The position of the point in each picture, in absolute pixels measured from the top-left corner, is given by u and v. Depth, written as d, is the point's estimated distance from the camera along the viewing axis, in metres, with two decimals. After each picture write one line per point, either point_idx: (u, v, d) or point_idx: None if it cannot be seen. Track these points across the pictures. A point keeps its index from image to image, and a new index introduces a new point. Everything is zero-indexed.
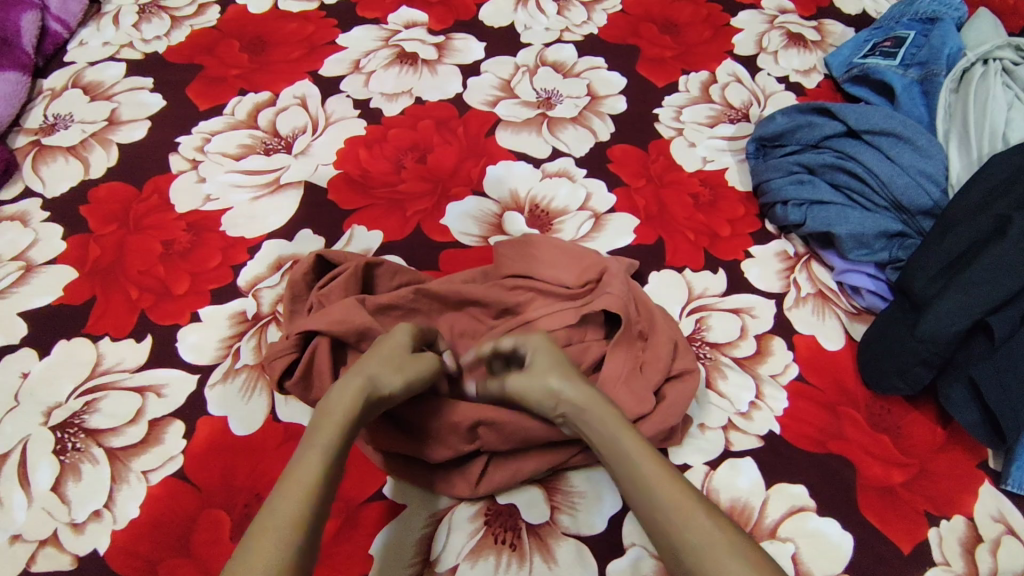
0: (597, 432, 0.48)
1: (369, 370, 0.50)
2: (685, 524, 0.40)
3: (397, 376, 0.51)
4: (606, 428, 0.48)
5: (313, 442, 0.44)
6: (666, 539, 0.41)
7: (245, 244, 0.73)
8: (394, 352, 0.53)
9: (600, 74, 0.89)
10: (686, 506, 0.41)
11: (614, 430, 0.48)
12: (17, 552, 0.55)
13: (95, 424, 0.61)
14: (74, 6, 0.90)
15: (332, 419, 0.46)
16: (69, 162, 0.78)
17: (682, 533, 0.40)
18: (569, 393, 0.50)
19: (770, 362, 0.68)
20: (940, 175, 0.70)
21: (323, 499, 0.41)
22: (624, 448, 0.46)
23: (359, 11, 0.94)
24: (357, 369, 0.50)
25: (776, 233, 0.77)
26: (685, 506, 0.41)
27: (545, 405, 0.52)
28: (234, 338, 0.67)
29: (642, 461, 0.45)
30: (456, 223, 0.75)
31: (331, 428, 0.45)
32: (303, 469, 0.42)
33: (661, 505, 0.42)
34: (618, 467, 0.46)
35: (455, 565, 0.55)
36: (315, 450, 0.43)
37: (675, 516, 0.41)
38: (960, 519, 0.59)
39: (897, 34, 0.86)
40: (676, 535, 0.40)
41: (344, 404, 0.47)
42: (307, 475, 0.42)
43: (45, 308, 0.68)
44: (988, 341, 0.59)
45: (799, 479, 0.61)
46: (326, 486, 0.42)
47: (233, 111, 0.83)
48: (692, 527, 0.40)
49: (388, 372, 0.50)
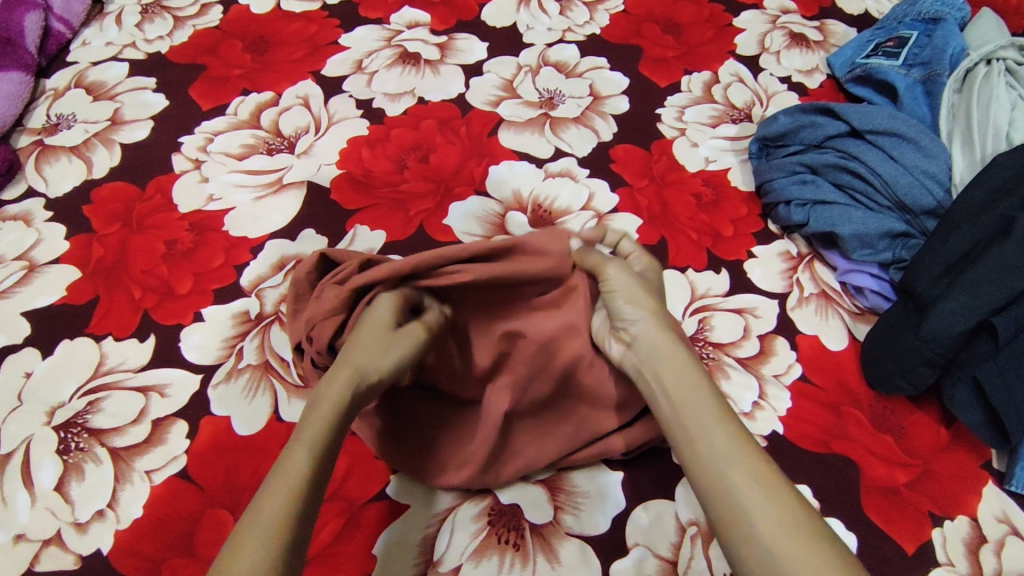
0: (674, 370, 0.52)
1: (356, 359, 0.50)
2: (759, 494, 0.43)
3: (384, 360, 0.51)
4: (683, 377, 0.50)
5: (302, 434, 0.45)
6: (731, 499, 0.43)
7: (248, 244, 0.73)
8: (376, 330, 0.52)
9: (603, 74, 0.89)
10: (761, 475, 0.44)
11: (690, 382, 0.50)
12: (21, 551, 0.55)
13: (98, 424, 0.61)
14: (77, 5, 0.90)
15: (320, 413, 0.47)
16: (72, 162, 0.78)
17: (753, 500, 0.42)
18: (654, 323, 0.53)
19: (773, 362, 0.67)
20: (943, 175, 0.71)
21: (306, 499, 0.42)
22: (697, 404, 0.48)
23: (362, 11, 0.94)
24: (344, 359, 0.50)
25: (779, 232, 0.77)
26: (760, 475, 0.44)
27: (631, 309, 0.54)
28: (237, 337, 0.67)
29: (713, 425, 0.47)
30: (459, 222, 0.75)
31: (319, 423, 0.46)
32: (290, 468, 0.43)
33: (733, 470, 0.44)
34: (682, 421, 0.48)
35: (458, 565, 0.55)
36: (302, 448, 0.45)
37: (748, 483, 0.43)
38: (964, 520, 0.59)
39: (899, 34, 0.86)
40: (747, 500, 0.43)
41: (332, 396, 0.48)
42: (295, 471, 0.43)
43: (49, 308, 0.68)
44: (992, 341, 0.59)
45: (803, 479, 0.61)
46: (310, 486, 0.43)
47: (236, 110, 0.83)
48: (766, 498, 0.42)
49: (372, 355, 0.51)
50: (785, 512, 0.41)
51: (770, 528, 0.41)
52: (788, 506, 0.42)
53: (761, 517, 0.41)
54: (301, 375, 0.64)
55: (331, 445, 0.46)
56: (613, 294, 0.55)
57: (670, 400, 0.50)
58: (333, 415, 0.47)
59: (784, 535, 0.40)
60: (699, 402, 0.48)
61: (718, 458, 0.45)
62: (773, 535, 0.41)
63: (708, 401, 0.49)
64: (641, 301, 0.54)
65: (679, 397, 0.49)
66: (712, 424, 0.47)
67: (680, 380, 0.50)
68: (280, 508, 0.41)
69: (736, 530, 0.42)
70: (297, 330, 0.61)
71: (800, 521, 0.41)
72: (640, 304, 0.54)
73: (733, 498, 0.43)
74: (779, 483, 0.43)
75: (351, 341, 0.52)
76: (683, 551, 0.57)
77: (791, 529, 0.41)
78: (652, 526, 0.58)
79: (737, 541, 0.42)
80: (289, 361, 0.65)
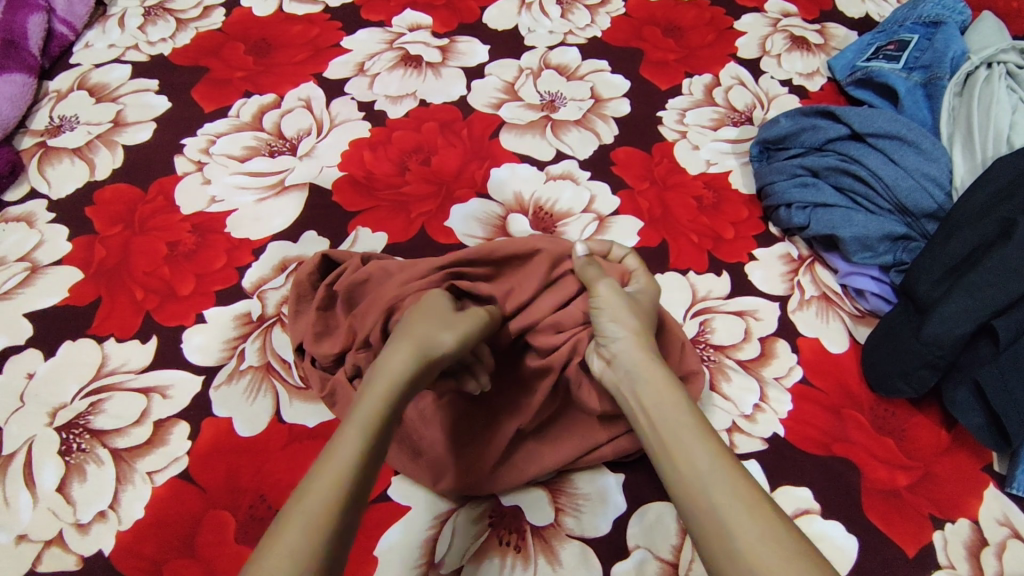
0: (651, 391, 0.50)
1: (419, 336, 0.51)
2: (742, 513, 0.42)
3: (448, 332, 0.51)
4: (661, 395, 0.50)
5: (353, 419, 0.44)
6: (714, 519, 0.42)
7: (250, 246, 0.73)
8: (443, 311, 0.54)
9: (604, 77, 0.89)
10: (743, 493, 0.43)
11: (668, 400, 0.49)
12: (23, 551, 0.56)
13: (100, 425, 0.62)
14: (80, 8, 0.90)
15: (374, 394, 0.46)
16: (74, 163, 0.78)
17: (736, 520, 0.41)
18: (634, 342, 0.53)
19: (774, 364, 0.68)
20: (944, 178, 0.71)
21: (355, 487, 0.41)
22: (678, 424, 0.48)
23: (363, 14, 0.94)
24: (406, 337, 0.51)
25: (780, 236, 0.77)
26: (742, 493, 0.43)
27: (611, 327, 0.55)
28: (239, 338, 0.67)
29: (692, 443, 0.46)
30: (460, 225, 0.75)
31: (371, 407, 0.45)
32: (340, 452, 0.42)
33: (715, 490, 0.43)
34: (663, 443, 0.47)
35: (459, 567, 0.55)
36: (354, 432, 0.43)
37: (732, 505, 0.42)
38: (964, 523, 0.59)
39: (900, 38, 0.86)
40: (730, 519, 0.42)
41: (390, 374, 0.47)
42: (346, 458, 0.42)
43: (51, 309, 0.68)
44: (992, 345, 0.59)
45: (804, 482, 0.61)
46: (360, 472, 0.42)
47: (238, 113, 0.83)
48: (750, 517, 0.41)
49: (434, 330, 0.51)
50: (769, 528, 0.41)
51: (754, 549, 0.40)
52: (774, 523, 0.41)
53: (746, 538, 0.41)
54: (303, 376, 0.64)
55: (387, 427, 0.45)
56: (599, 311, 0.56)
57: (650, 422, 0.49)
58: (388, 395, 0.46)
59: (769, 556, 0.39)
60: (679, 422, 0.48)
61: (700, 480, 0.44)
62: (759, 556, 0.39)
63: (689, 418, 0.48)
64: (624, 319, 0.54)
65: (660, 419, 0.49)
66: (694, 444, 0.46)
67: (658, 399, 0.50)
68: (321, 501, 0.39)
69: (721, 550, 0.41)
70: (308, 331, 0.62)
71: (786, 539, 0.40)
72: (619, 321, 0.54)
73: (716, 518, 0.42)
74: (764, 501, 0.42)
75: (409, 320, 0.53)
76: (684, 553, 0.57)
77: (775, 547, 0.40)
78: (654, 528, 0.58)
79: (723, 562, 0.41)
80: (291, 363, 0.65)
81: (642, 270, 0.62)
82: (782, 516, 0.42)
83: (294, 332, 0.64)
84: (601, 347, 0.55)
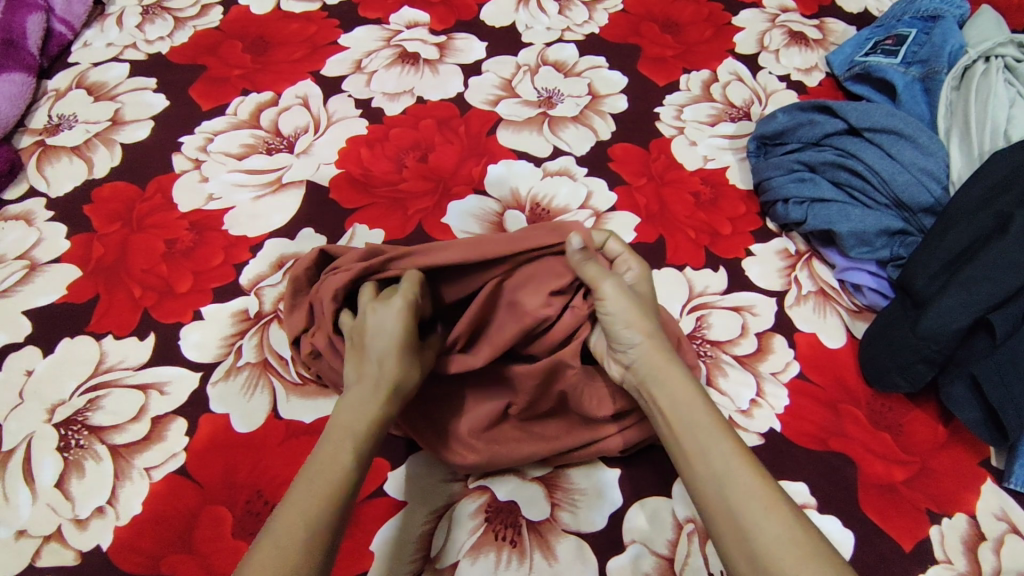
0: (666, 393, 0.50)
1: (387, 376, 0.50)
2: (760, 515, 0.42)
3: (412, 370, 0.52)
4: (678, 396, 0.49)
5: (346, 431, 0.48)
6: (731, 521, 0.43)
7: (247, 243, 0.73)
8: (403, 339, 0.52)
9: (600, 73, 0.89)
10: (761, 494, 0.43)
11: (686, 400, 0.49)
12: (22, 547, 0.56)
13: (98, 422, 0.62)
14: (78, 7, 0.90)
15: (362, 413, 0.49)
16: (73, 162, 0.79)
17: (755, 523, 0.42)
18: (651, 348, 0.52)
19: (770, 360, 0.67)
20: (941, 173, 0.70)
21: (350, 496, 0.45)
22: (696, 424, 0.47)
23: (361, 11, 0.94)
24: (366, 377, 0.51)
25: (777, 231, 0.77)
26: (761, 495, 0.43)
27: (626, 333, 0.53)
28: (236, 335, 0.67)
29: (710, 442, 0.46)
30: (456, 221, 0.75)
31: (357, 424, 0.48)
32: (334, 460, 0.46)
33: (730, 491, 0.43)
34: (680, 441, 0.48)
35: (457, 562, 0.56)
36: (347, 444, 0.47)
37: (750, 508, 0.42)
38: (961, 518, 0.59)
39: (898, 32, 0.86)
40: (747, 522, 0.42)
41: (367, 404, 0.49)
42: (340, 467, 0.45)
43: (49, 307, 0.68)
44: (989, 338, 0.59)
45: (801, 476, 0.61)
46: (350, 482, 0.45)
47: (236, 110, 0.84)
48: (768, 520, 0.41)
49: (403, 365, 0.51)
50: (787, 532, 0.41)
51: (771, 553, 0.40)
52: (791, 527, 0.41)
53: (765, 541, 0.41)
54: (301, 373, 0.64)
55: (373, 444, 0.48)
56: (610, 319, 0.53)
57: (665, 420, 0.49)
58: (377, 413, 0.49)
59: (785, 560, 0.40)
60: (696, 420, 0.48)
61: (718, 480, 0.44)
62: (776, 560, 0.40)
63: (705, 418, 0.48)
64: (636, 324, 0.53)
65: (677, 418, 0.48)
66: (712, 443, 0.46)
67: (674, 401, 0.49)
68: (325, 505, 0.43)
69: (740, 553, 0.42)
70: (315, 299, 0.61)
71: (803, 542, 0.40)
72: (635, 328, 0.53)
73: (735, 523, 0.42)
74: (782, 502, 0.42)
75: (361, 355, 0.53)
76: (680, 548, 0.57)
77: (792, 551, 0.40)
78: (649, 524, 0.58)
79: (742, 567, 0.41)
80: (288, 359, 0.65)
81: (627, 254, 0.59)
82: (800, 518, 0.42)
83: (292, 326, 0.64)
84: (617, 352, 0.54)
